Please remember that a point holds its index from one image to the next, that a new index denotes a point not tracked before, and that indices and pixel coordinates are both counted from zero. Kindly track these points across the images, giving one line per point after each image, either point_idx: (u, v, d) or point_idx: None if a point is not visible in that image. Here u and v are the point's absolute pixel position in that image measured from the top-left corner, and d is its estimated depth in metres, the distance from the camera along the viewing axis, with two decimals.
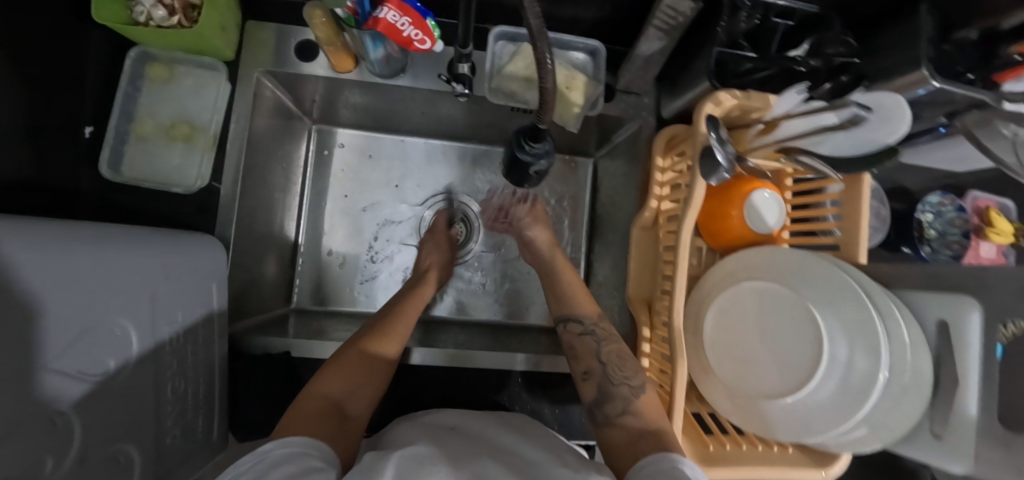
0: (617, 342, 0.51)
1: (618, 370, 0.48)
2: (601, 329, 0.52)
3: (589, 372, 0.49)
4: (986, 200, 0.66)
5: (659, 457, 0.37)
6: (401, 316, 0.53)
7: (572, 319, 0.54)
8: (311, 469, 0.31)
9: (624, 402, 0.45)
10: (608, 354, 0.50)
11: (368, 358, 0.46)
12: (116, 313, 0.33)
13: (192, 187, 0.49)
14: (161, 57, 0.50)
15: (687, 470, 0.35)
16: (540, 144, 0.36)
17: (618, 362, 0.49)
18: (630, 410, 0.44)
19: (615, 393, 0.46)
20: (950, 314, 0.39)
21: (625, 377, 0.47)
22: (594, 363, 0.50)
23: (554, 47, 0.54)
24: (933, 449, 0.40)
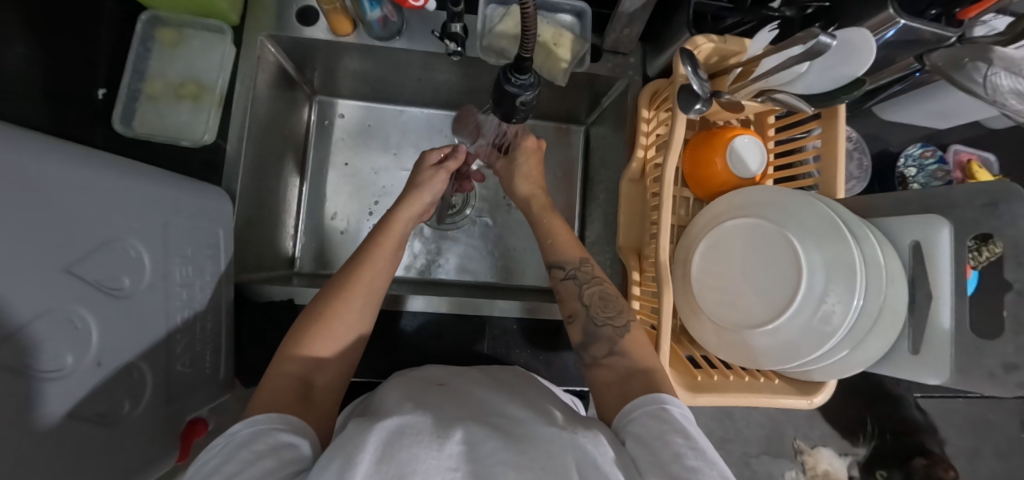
0: (601, 282, 0.50)
1: (601, 311, 0.48)
2: (582, 272, 0.51)
3: (574, 314, 0.50)
4: (967, 154, 0.67)
5: (643, 400, 0.39)
6: (366, 279, 0.46)
7: (555, 264, 0.53)
8: (281, 446, 0.32)
9: (608, 343, 0.46)
10: (591, 296, 0.50)
11: (331, 324, 0.43)
12: (130, 236, 0.36)
13: (200, 141, 0.52)
14: (170, 22, 0.53)
15: (674, 409, 0.37)
16: (525, 76, 0.38)
17: (602, 303, 0.49)
18: (615, 351, 0.45)
19: (599, 334, 0.47)
20: (923, 234, 0.41)
21: (608, 317, 0.48)
22: (577, 305, 0.50)
23: (542, 9, 0.55)
24: (910, 363, 0.42)
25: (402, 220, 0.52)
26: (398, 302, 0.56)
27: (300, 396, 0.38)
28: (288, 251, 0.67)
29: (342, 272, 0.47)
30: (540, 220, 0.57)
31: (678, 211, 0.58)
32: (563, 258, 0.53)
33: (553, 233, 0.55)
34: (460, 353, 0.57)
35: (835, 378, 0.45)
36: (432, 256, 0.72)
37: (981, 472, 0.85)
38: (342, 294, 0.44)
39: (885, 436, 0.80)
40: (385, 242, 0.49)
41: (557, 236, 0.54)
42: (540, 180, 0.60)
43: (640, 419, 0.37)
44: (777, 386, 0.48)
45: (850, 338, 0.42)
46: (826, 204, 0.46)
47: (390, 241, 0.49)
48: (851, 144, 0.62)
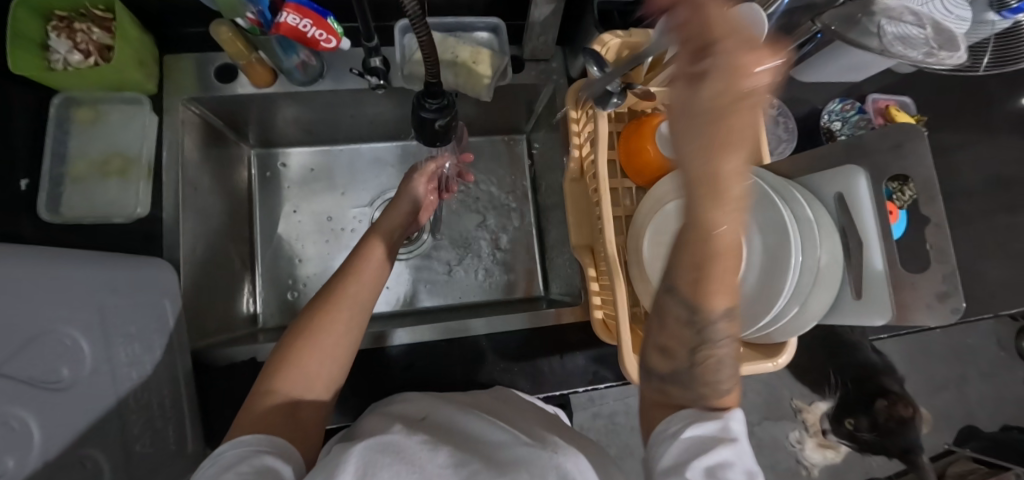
0: (728, 346, 0.33)
1: (710, 375, 0.33)
2: (711, 332, 0.32)
3: (668, 351, 0.34)
4: (885, 100, 0.70)
5: (706, 409, 0.32)
6: (349, 295, 0.44)
7: (691, 297, 0.31)
8: (265, 469, 0.30)
9: (697, 399, 0.33)
10: (705, 359, 0.33)
11: (321, 336, 0.41)
12: (62, 325, 0.35)
13: (134, 215, 0.51)
14: (85, 100, 0.53)
15: (736, 425, 0.31)
16: (439, 100, 0.39)
17: (716, 369, 0.33)
18: (702, 402, 0.33)
19: (694, 391, 0.33)
20: (844, 183, 0.43)
21: (717, 383, 0.33)
22: (682, 353, 0.33)
23: (458, 30, 0.57)
24: (855, 308, 0.44)
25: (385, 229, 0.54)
26: (382, 340, 0.56)
27: (286, 414, 0.37)
28: (249, 309, 0.65)
29: (326, 289, 0.45)
30: (719, 215, 0.26)
31: (623, 203, 0.59)
32: (705, 297, 0.31)
33: (722, 257, 0.29)
34: (435, 380, 0.56)
35: (794, 337, 0.46)
36: (397, 288, 0.70)
37: (967, 394, 0.89)
38: (328, 308, 0.42)
39: (848, 386, 0.71)
40: (373, 253, 0.49)
41: (711, 265, 0.29)
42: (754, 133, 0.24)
43: (690, 424, 0.31)
44: (742, 355, 0.49)
45: (799, 293, 0.43)
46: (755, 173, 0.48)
47: (379, 252, 0.50)
48: (775, 110, 0.64)
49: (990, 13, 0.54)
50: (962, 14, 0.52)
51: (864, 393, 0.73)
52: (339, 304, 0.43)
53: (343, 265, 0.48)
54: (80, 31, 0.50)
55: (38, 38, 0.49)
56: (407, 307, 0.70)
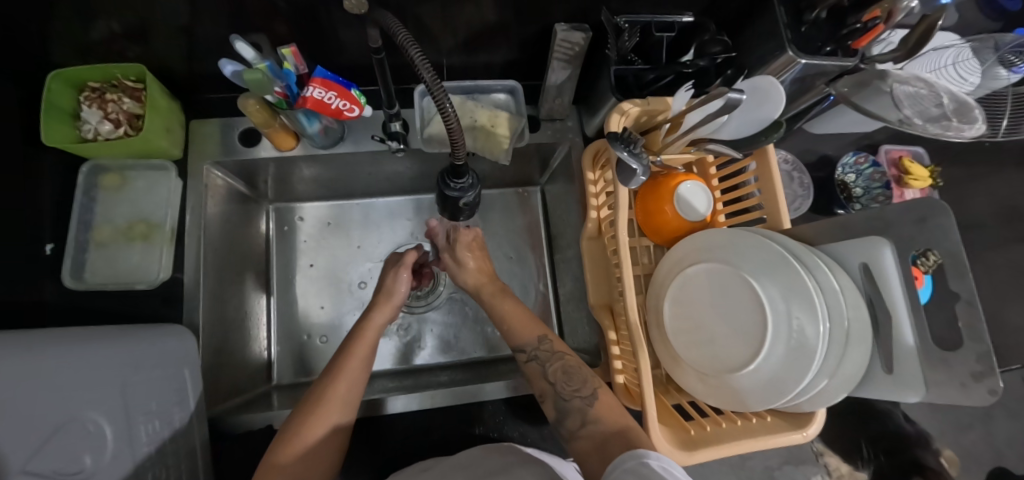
0: (562, 357, 0.50)
1: (566, 386, 0.48)
2: (543, 350, 0.51)
3: (543, 394, 0.50)
4: (899, 151, 0.70)
5: (626, 455, 0.37)
6: (338, 386, 0.45)
7: (516, 348, 0.53)
8: None
9: (579, 414, 0.46)
10: (555, 373, 0.49)
11: (308, 437, 0.41)
12: (87, 409, 0.35)
13: (155, 280, 0.51)
14: (112, 167, 0.54)
15: (654, 462, 0.35)
16: (464, 179, 0.40)
17: (565, 378, 0.48)
18: (588, 419, 0.45)
19: (569, 407, 0.47)
20: (869, 254, 0.43)
21: (575, 390, 0.48)
22: (544, 384, 0.50)
23: (476, 93, 0.59)
24: (886, 381, 0.43)
25: (376, 322, 0.51)
26: (375, 408, 0.53)
27: None
28: (263, 367, 0.65)
29: (318, 384, 0.45)
30: (493, 305, 0.56)
31: (641, 260, 0.59)
32: (523, 342, 0.53)
33: (509, 317, 0.55)
34: (453, 443, 0.55)
35: (824, 408, 0.45)
36: (409, 342, 0.70)
37: None
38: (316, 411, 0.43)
39: (880, 458, 0.74)
40: (360, 346, 0.48)
41: (510, 321, 0.54)
42: (485, 270, 0.59)
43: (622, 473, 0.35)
44: (770, 424, 0.47)
45: (825, 367, 0.42)
46: (774, 240, 0.48)
47: (364, 346, 0.48)
48: (789, 165, 0.65)
49: (1001, 69, 0.54)
50: (975, 80, 0.54)
51: (897, 465, 0.74)
52: (328, 399, 0.44)
53: (333, 358, 0.48)
54: (112, 101, 0.50)
55: (69, 109, 0.50)
56: (411, 364, 0.69)
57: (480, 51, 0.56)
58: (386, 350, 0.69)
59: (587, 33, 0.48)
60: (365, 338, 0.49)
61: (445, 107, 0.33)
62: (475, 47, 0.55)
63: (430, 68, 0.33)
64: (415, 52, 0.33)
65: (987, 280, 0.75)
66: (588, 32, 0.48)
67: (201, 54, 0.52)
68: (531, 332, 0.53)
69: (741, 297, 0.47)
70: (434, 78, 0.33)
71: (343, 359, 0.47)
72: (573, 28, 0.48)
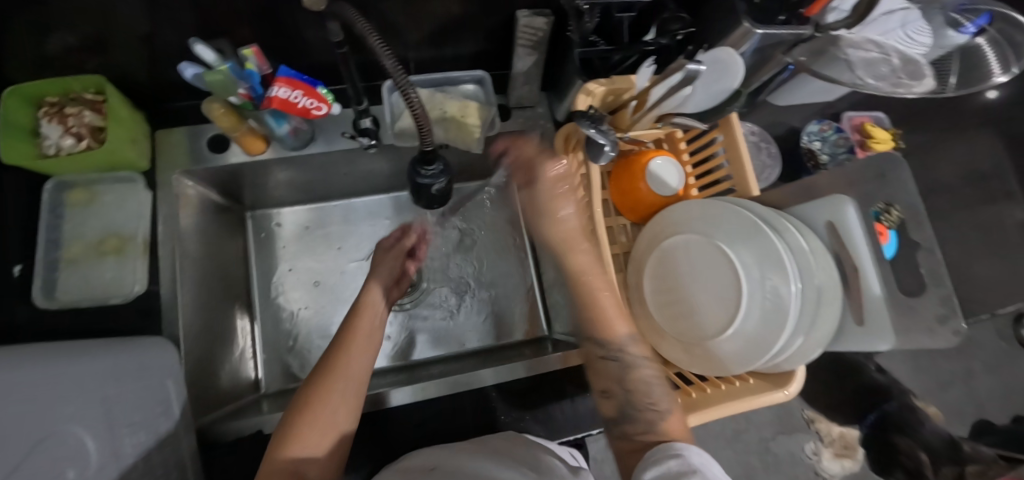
0: (647, 366, 0.45)
1: (643, 396, 0.43)
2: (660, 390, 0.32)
3: (608, 393, 0.45)
4: (860, 117, 0.72)
5: (662, 446, 0.37)
6: (348, 355, 0.44)
7: (591, 339, 0.46)
8: None
9: (646, 424, 0.41)
10: (634, 381, 0.44)
11: (337, 380, 0.42)
12: (67, 423, 0.37)
13: (131, 294, 0.50)
14: (78, 182, 0.53)
15: (693, 456, 0.35)
16: (433, 166, 0.40)
17: (645, 389, 0.43)
18: (653, 429, 0.40)
19: (639, 418, 0.41)
20: (833, 213, 0.45)
21: (650, 402, 0.42)
22: (614, 386, 0.44)
23: (445, 85, 0.59)
24: (858, 333, 0.44)
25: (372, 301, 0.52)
26: (371, 403, 0.54)
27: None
28: (251, 375, 0.64)
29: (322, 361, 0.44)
30: (579, 266, 0.48)
31: (619, 239, 0.60)
32: (605, 335, 0.46)
33: (595, 300, 0.46)
34: (449, 434, 0.55)
35: (802, 365, 0.46)
36: (398, 340, 0.70)
37: (977, 389, 0.93)
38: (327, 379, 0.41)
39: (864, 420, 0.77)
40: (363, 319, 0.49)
41: (595, 307, 0.46)
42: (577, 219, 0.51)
43: (660, 463, 0.35)
44: (751, 386, 0.49)
45: (802, 324, 0.43)
46: (743, 207, 0.49)
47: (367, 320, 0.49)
48: (756, 136, 0.67)
49: (950, 30, 0.56)
50: (924, 41, 0.56)
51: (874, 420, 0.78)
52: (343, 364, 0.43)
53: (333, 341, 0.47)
54: (72, 115, 0.49)
55: (28, 125, 0.49)
56: (403, 362, 0.69)
57: (446, 43, 0.56)
58: None
59: (549, 17, 0.49)
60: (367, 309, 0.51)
61: (410, 96, 0.34)
62: (440, 39, 0.55)
63: (399, 63, 0.33)
64: (384, 51, 0.33)
65: (954, 237, 0.78)
66: (550, 16, 0.49)
67: (162, 62, 0.51)
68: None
69: (718, 260, 0.49)
70: (402, 73, 0.33)
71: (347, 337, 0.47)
72: (535, 14, 0.49)
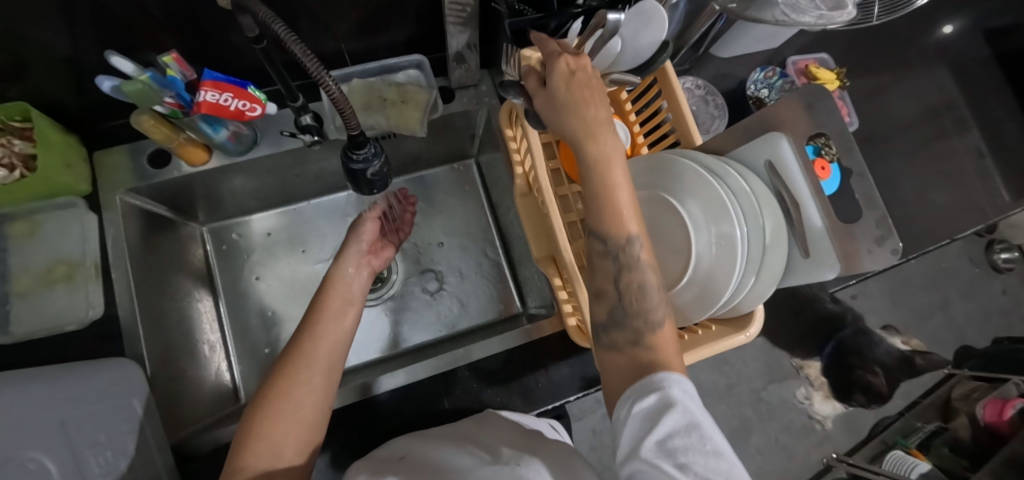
0: None
1: None
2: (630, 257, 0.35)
3: None
4: (804, 61, 0.73)
5: (644, 382, 0.30)
6: (316, 336, 0.45)
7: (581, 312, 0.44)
8: None
9: None
10: None
11: (306, 360, 0.42)
12: (30, 449, 0.40)
13: (86, 319, 0.49)
14: (17, 214, 0.52)
15: (676, 388, 0.28)
16: (363, 149, 0.40)
17: None
18: None
19: None
20: (772, 152, 0.45)
21: None
22: None
23: (384, 73, 0.59)
24: (806, 265, 0.45)
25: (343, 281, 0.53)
26: (352, 395, 0.54)
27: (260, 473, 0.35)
28: (228, 388, 0.64)
29: (281, 367, 0.42)
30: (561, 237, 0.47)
31: (575, 207, 0.60)
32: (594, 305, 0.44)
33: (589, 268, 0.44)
34: (428, 417, 0.55)
35: (759, 305, 0.47)
36: (374, 334, 0.70)
37: (954, 317, 0.95)
38: (298, 359, 0.42)
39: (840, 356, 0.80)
40: (332, 301, 0.49)
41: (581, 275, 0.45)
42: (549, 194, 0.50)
43: (636, 400, 0.29)
44: (714, 332, 0.49)
45: (751, 264, 0.44)
46: (688, 157, 0.49)
47: (331, 324, 0.46)
48: (702, 90, 0.67)
49: None
50: None
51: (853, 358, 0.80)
52: (313, 346, 0.44)
53: (301, 323, 0.47)
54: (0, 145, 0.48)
55: None
56: (394, 351, 0.70)
57: (378, 31, 0.55)
58: None
59: None
60: (330, 309, 0.48)
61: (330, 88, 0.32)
62: (370, 28, 0.54)
63: (315, 56, 0.32)
64: (299, 46, 0.31)
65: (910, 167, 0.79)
66: None
67: (85, 82, 0.50)
68: (618, 227, 0.34)
69: (669, 212, 0.49)
70: (317, 65, 0.32)
71: (317, 320, 0.47)
72: None
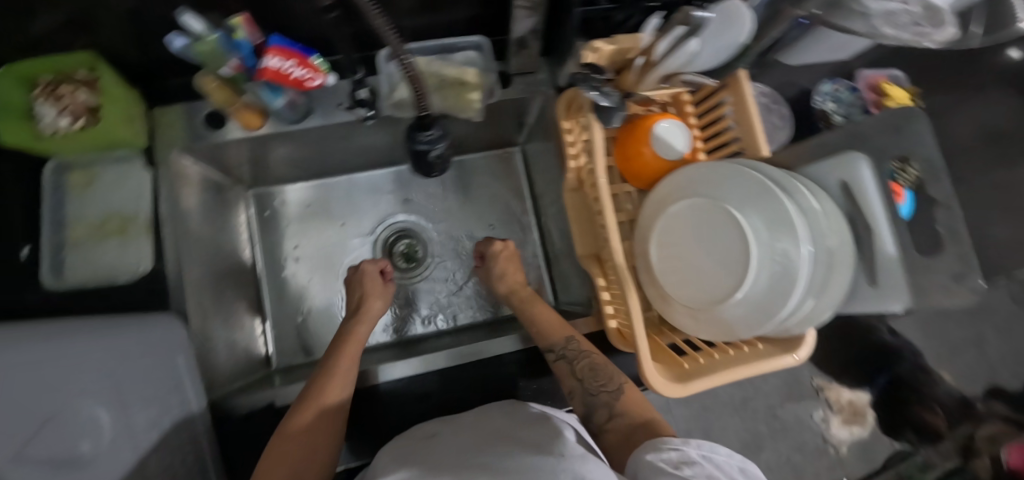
0: (590, 355, 0.50)
1: (594, 381, 0.48)
2: None
3: (572, 392, 0.49)
4: (877, 76, 0.69)
5: (654, 441, 0.38)
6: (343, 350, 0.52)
7: (544, 348, 0.52)
8: None
9: (607, 408, 0.46)
10: (583, 370, 0.49)
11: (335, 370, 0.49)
12: (83, 402, 0.36)
13: (137, 273, 0.50)
14: (78, 163, 0.53)
15: (693, 450, 0.36)
16: (431, 130, 0.39)
17: (594, 374, 0.49)
18: (615, 413, 0.46)
19: (597, 403, 0.47)
20: (846, 173, 0.43)
21: (601, 385, 0.48)
22: (573, 383, 0.49)
23: (442, 52, 0.57)
24: (870, 293, 0.43)
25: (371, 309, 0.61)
26: (367, 377, 0.55)
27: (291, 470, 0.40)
28: (261, 352, 0.66)
29: (318, 376, 0.49)
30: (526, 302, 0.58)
31: (624, 207, 0.59)
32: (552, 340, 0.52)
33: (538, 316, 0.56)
34: (455, 405, 0.55)
35: (811, 329, 0.45)
36: (403, 313, 0.71)
37: (993, 356, 0.92)
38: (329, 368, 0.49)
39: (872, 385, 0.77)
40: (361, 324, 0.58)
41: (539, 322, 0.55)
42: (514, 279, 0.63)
43: (658, 453, 0.36)
44: (761, 351, 0.48)
45: (812, 286, 0.43)
46: (753, 168, 0.47)
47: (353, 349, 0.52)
48: (767, 97, 0.64)
49: None
50: None
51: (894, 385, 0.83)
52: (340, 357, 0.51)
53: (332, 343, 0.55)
54: (66, 93, 0.47)
55: (22, 105, 0.48)
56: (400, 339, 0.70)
57: (442, 9, 0.53)
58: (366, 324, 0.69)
59: None
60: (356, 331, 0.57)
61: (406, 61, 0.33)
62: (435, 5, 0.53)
63: (394, 30, 0.32)
64: (379, 16, 0.31)
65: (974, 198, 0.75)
66: None
67: (152, 36, 0.49)
68: None
69: (725, 225, 0.47)
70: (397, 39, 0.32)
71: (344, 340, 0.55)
72: None
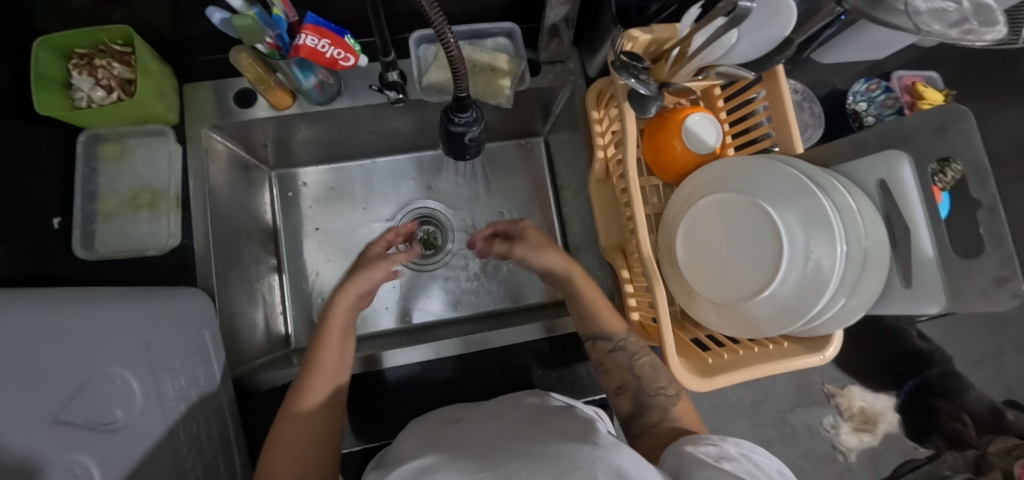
0: (648, 353, 0.51)
1: (652, 382, 0.50)
2: None
3: (622, 387, 0.50)
4: (911, 77, 0.68)
5: (693, 435, 0.41)
6: (324, 340, 0.48)
7: (595, 339, 0.51)
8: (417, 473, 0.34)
9: (661, 412, 0.48)
10: (641, 367, 0.50)
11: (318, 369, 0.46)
12: (113, 366, 0.36)
13: (166, 246, 0.51)
14: (110, 136, 0.53)
15: (731, 447, 0.39)
16: (467, 114, 0.39)
17: (653, 376, 0.50)
18: (668, 418, 0.48)
19: (653, 404, 0.49)
20: (886, 172, 0.42)
21: (659, 386, 0.49)
22: (627, 377, 0.50)
23: (474, 37, 0.57)
24: (905, 294, 0.42)
25: (353, 287, 0.52)
26: (374, 361, 0.55)
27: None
28: (281, 331, 0.66)
29: (301, 374, 0.47)
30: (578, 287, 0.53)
31: (651, 201, 0.58)
32: (609, 331, 0.51)
33: (595, 304, 0.52)
34: (474, 390, 0.56)
35: (840, 329, 0.45)
36: (420, 299, 0.72)
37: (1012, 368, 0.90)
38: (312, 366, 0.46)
39: None
40: (344, 302, 0.51)
41: (595, 309, 0.52)
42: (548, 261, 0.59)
43: (697, 445, 0.39)
44: (787, 349, 0.48)
45: (843, 286, 0.42)
46: (789, 164, 0.47)
47: (335, 340, 0.48)
48: (799, 95, 0.63)
49: None
50: None
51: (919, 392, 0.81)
52: (322, 351, 0.47)
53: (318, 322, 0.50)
54: (101, 67, 0.48)
55: (59, 77, 0.48)
56: (407, 326, 0.70)
57: None
58: (383, 309, 0.70)
59: None
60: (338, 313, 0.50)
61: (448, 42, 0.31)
62: None
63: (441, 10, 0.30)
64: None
65: None
66: None
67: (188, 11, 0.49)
68: None
69: (757, 221, 0.46)
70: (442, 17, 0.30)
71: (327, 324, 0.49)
72: None
